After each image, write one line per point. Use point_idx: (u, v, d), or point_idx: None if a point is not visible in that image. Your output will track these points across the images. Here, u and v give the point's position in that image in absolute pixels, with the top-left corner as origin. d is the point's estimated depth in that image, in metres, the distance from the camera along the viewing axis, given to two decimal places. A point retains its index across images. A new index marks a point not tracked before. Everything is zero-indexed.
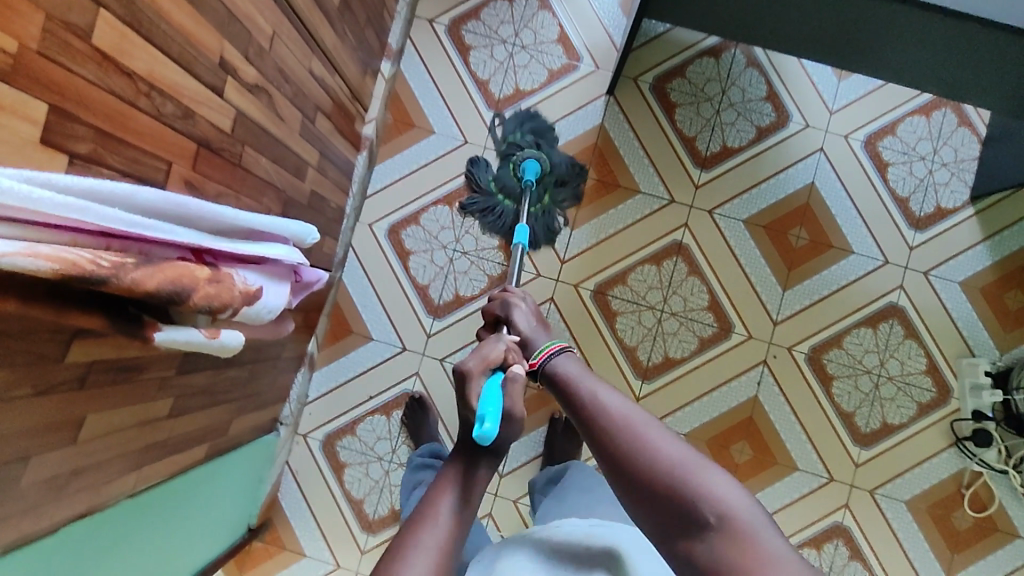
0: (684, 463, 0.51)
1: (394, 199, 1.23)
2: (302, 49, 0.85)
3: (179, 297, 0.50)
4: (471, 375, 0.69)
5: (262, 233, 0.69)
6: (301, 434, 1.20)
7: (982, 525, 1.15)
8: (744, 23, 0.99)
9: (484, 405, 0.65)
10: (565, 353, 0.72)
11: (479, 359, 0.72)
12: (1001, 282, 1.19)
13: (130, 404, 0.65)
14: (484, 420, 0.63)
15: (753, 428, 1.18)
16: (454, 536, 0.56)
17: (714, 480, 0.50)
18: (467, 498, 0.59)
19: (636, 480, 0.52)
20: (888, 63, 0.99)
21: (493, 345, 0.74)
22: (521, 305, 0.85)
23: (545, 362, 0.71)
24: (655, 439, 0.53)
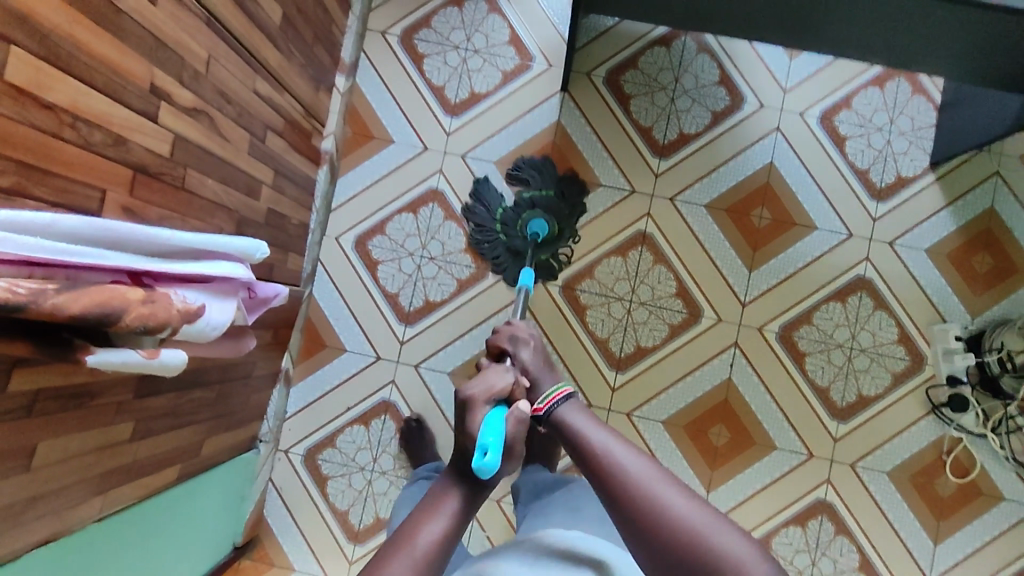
0: (705, 525, 0.50)
1: (358, 210, 1.24)
2: (243, 70, 0.86)
3: (109, 319, 0.51)
4: (472, 403, 0.63)
5: (212, 254, 0.70)
6: (282, 450, 1.21)
7: (966, 490, 1.15)
8: (683, 9, 0.99)
9: (486, 435, 0.61)
10: (572, 400, 0.68)
11: (485, 386, 0.67)
12: (967, 247, 1.18)
13: (86, 430, 0.67)
14: (485, 451, 0.60)
15: (729, 411, 1.19)
16: (428, 567, 0.54)
17: (732, 541, 0.50)
18: (452, 528, 0.57)
19: (660, 542, 0.51)
20: (831, 39, 0.99)
21: (497, 374, 0.70)
22: (530, 344, 0.80)
23: (552, 409, 0.67)
24: (675, 498, 0.52)
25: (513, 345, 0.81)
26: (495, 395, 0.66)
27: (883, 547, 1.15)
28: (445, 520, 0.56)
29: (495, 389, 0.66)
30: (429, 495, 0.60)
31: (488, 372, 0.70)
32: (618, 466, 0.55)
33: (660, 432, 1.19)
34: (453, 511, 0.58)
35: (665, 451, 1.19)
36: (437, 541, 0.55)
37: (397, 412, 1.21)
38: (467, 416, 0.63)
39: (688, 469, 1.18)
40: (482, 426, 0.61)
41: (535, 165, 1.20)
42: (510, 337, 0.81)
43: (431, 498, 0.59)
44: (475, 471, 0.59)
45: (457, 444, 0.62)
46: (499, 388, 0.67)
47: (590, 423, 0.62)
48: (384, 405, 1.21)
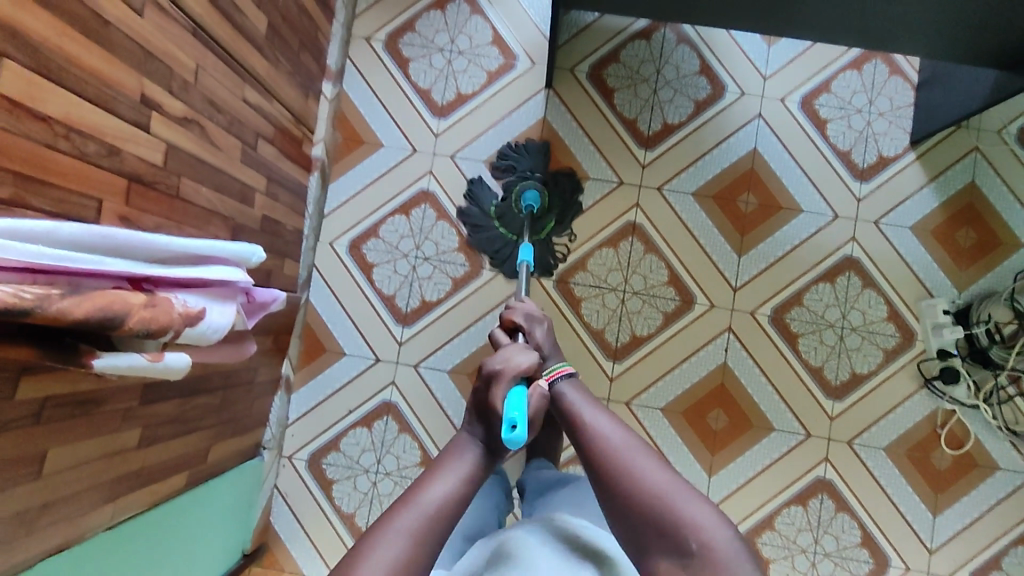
0: (671, 491, 0.58)
1: (351, 215, 1.25)
2: (231, 79, 0.87)
3: (112, 323, 0.53)
4: (499, 380, 0.71)
5: (209, 259, 0.72)
6: (286, 455, 1.22)
7: (961, 461, 1.17)
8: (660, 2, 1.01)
9: (512, 409, 0.68)
10: (571, 378, 0.81)
11: (509, 366, 0.73)
12: (950, 222, 1.21)
13: (94, 438, 0.68)
14: (512, 424, 0.67)
15: (725, 395, 1.20)
16: (435, 523, 0.57)
17: (698, 508, 0.57)
18: (460, 491, 0.61)
19: (629, 502, 0.59)
20: (807, 23, 1.01)
21: (518, 351, 0.77)
22: (543, 322, 0.92)
23: (556, 381, 0.80)
24: (648, 467, 0.61)
25: (528, 322, 0.91)
26: (516, 374, 0.73)
27: (884, 521, 1.17)
28: (455, 482, 0.61)
29: (517, 366, 0.73)
30: (443, 461, 0.64)
31: (507, 350, 0.77)
32: (600, 438, 0.67)
33: (659, 419, 1.21)
34: (463, 475, 0.62)
35: (665, 437, 1.20)
36: (446, 499, 0.59)
37: (399, 412, 1.22)
38: (493, 389, 0.71)
39: (689, 454, 1.20)
40: (508, 401, 0.69)
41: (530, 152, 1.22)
42: (525, 315, 0.92)
43: (443, 463, 0.64)
44: (504, 443, 0.66)
45: (479, 415, 0.70)
46: (523, 365, 0.74)
47: (587, 404, 0.74)
48: (385, 406, 1.22)
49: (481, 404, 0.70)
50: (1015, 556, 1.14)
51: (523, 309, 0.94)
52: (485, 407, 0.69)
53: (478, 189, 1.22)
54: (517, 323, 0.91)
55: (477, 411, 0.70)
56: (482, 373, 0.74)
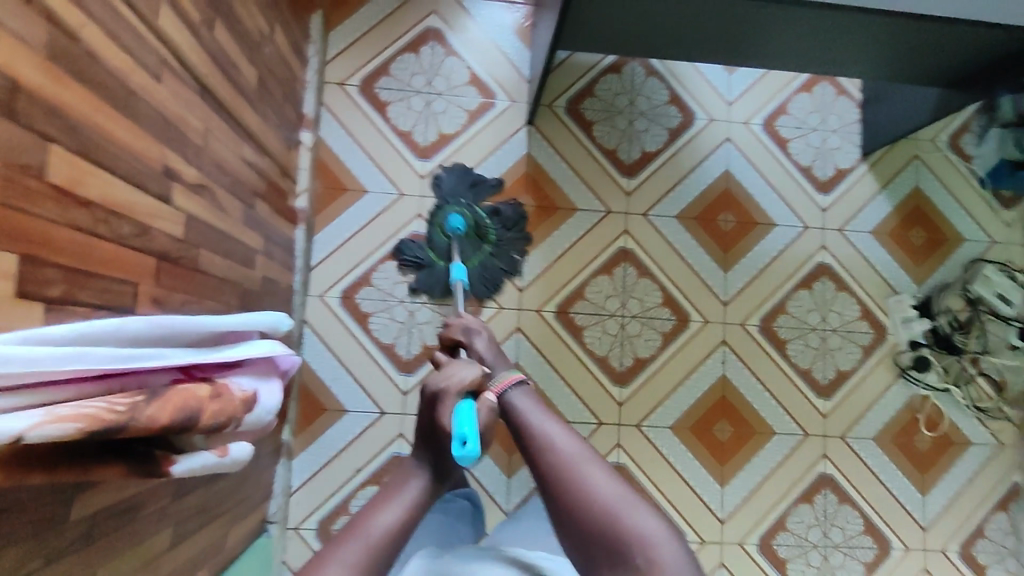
0: (621, 505, 0.55)
1: (340, 264, 1.21)
2: (232, 138, 0.83)
3: (191, 421, 0.48)
4: (446, 396, 0.71)
5: (240, 333, 0.67)
6: (292, 527, 1.14)
7: (939, 442, 1.27)
8: (642, 42, 1.06)
9: (461, 424, 0.68)
10: (522, 385, 0.71)
11: (454, 379, 0.72)
12: (903, 224, 1.33)
13: (134, 546, 0.61)
14: (463, 440, 0.67)
15: (728, 405, 1.25)
16: (381, 553, 0.55)
17: (650, 524, 0.54)
18: (407, 520, 0.59)
19: (582, 519, 0.55)
20: (774, 56, 1.09)
21: (462, 365, 0.75)
22: (482, 333, 0.89)
23: (505, 391, 0.70)
24: (603, 480, 0.56)
25: (468, 336, 0.89)
26: (463, 388, 0.72)
27: (882, 507, 1.25)
28: (400, 510, 0.59)
29: (463, 381, 0.72)
30: (387, 489, 0.62)
31: (452, 365, 0.75)
32: (550, 446, 0.60)
33: (670, 437, 1.23)
34: (409, 502, 0.61)
35: (677, 454, 1.23)
36: (391, 529, 0.57)
37: None
38: (439, 406, 0.70)
39: (700, 467, 1.23)
40: (459, 414, 0.69)
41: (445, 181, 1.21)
42: (465, 329, 0.90)
43: (390, 489, 0.63)
44: (456, 460, 0.66)
45: (428, 429, 0.69)
46: (469, 380, 0.73)
47: (534, 407, 0.66)
48: (396, 459, 1.17)
49: (429, 422, 0.70)
50: (996, 521, 1.26)
51: (462, 324, 0.91)
52: (435, 422, 0.70)
53: (409, 249, 1.19)
54: (457, 338, 0.90)
55: (424, 428, 0.70)
56: (426, 389, 0.73)
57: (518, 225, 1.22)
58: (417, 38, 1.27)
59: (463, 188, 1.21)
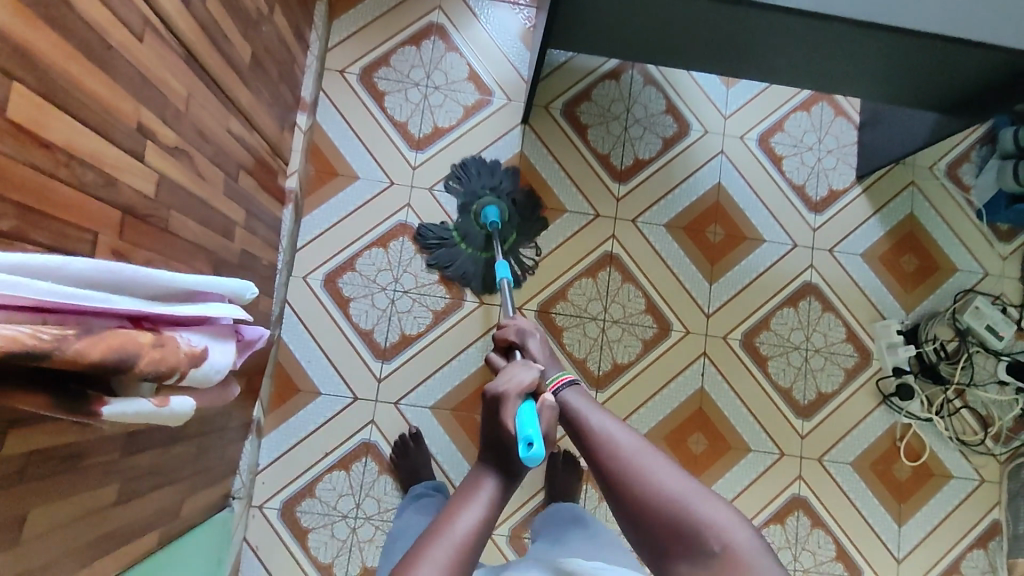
0: (685, 493, 0.63)
1: (326, 248, 1.22)
2: (218, 108, 0.84)
3: (125, 365, 0.49)
4: (506, 397, 0.72)
5: (203, 293, 0.68)
6: (256, 505, 1.14)
7: (921, 472, 1.25)
8: (639, 45, 1.06)
9: (527, 426, 0.69)
10: (575, 385, 0.81)
11: (515, 382, 0.74)
12: (894, 249, 1.32)
13: (75, 495, 0.62)
14: (529, 443, 0.68)
15: (704, 418, 1.24)
16: (466, 552, 0.62)
17: (716, 510, 0.62)
18: (484, 522, 0.65)
19: (645, 505, 0.64)
20: (771, 68, 1.08)
21: (521, 368, 0.77)
22: (536, 334, 0.93)
23: (561, 390, 0.80)
24: (666, 475, 0.65)
25: (521, 338, 0.93)
26: (522, 389, 0.74)
27: (856, 536, 1.22)
28: (475, 517, 0.64)
29: (523, 383, 0.74)
30: (464, 496, 0.67)
31: (511, 367, 0.77)
32: (611, 443, 0.70)
33: None
34: (483, 505, 0.66)
35: None
36: (471, 530, 0.63)
37: (379, 452, 1.17)
38: (503, 411, 0.71)
39: None
40: (522, 417, 0.70)
41: (469, 168, 1.24)
42: (517, 330, 0.94)
43: (471, 490, 0.68)
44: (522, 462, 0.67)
45: (493, 433, 0.71)
46: (528, 381, 0.75)
47: (591, 407, 0.76)
48: (365, 446, 1.17)
49: (490, 425, 0.72)
50: (973, 559, 1.23)
51: (517, 326, 0.96)
52: (496, 424, 0.71)
53: (430, 228, 1.22)
54: (511, 340, 0.94)
55: (489, 432, 0.71)
56: (487, 395, 0.74)
57: (533, 212, 1.24)
58: (420, 32, 1.29)
59: (482, 181, 1.23)
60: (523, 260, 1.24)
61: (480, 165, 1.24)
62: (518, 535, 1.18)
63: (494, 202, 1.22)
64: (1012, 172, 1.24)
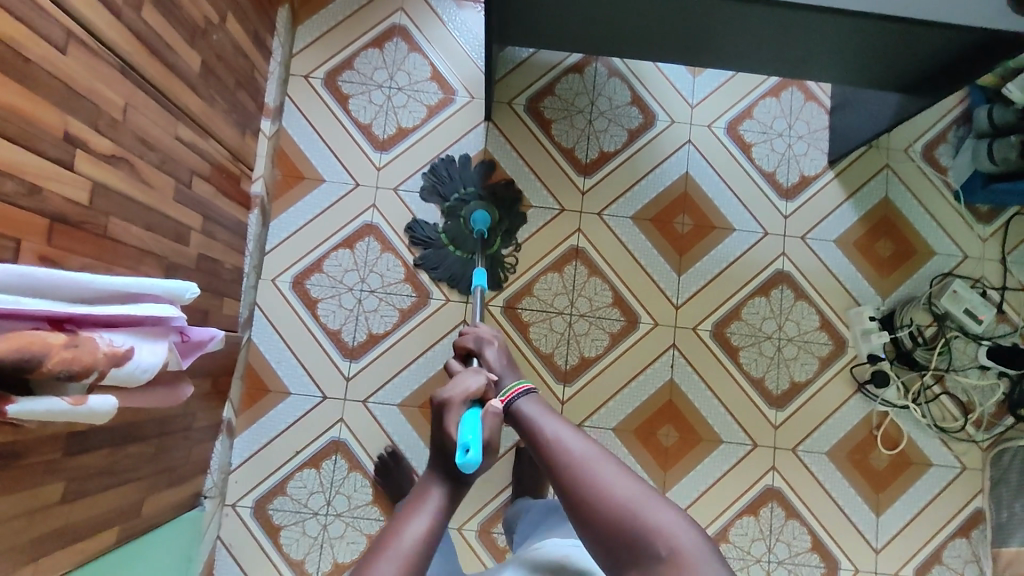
0: (638, 500, 0.58)
1: (293, 251, 1.24)
2: (163, 117, 0.87)
3: (27, 363, 0.51)
4: (451, 404, 0.74)
5: (143, 295, 0.70)
6: (229, 504, 1.16)
7: (898, 461, 1.23)
8: (590, 37, 1.06)
9: (467, 432, 0.71)
10: (529, 394, 0.77)
11: (460, 390, 0.76)
12: (869, 234, 1.29)
13: (14, 493, 0.64)
14: (467, 448, 0.69)
15: (674, 410, 1.23)
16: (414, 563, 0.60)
17: (668, 517, 0.57)
18: (435, 525, 0.64)
19: (591, 510, 0.59)
20: (725, 55, 1.07)
21: (470, 377, 0.79)
22: (493, 343, 0.92)
23: (514, 400, 0.76)
24: (617, 480, 0.60)
25: (479, 345, 0.92)
26: (467, 396, 0.75)
27: (833, 527, 1.21)
28: (427, 518, 0.64)
29: (468, 391, 0.76)
30: (413, 501, 0.66)
31: (460, 376, 0.79)
32: (562, 447, 0.64)
33: (612, 438, 1.22)
34: (433, 510, 0.65)
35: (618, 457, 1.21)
36: (420, 538, 0.62)
37: (348, 450, 1.19)
38: (448, 417, 0.73)
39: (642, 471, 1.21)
40: (463, 425, 0.72)
41: (455, 166, 1.25)
42: (476, 338, 0.93)
43: (415, 501, 0.67)
44: (459, 467, 0.68)
45: (439, 443, 0.71)
46: (475, 388, 0.77)
47: (546, 414, 0.71)
48: (334, 444, 1.19)
49: (437, 430, 0.73)
50: (955, 548, 1.20)
51: (476, 334, 0.94)
52: (442, 433, 0.72)
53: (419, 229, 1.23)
54: (469, 348, 0.93)
55: (435, 437, 0.72)
56: (434, 402, 0.76)
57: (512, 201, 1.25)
58: (383, 34, 1.29)
59: (461, 181, 1.24)
60: (506, 262, 1.24)
61: (460, 165, 1.25)
62: (488, 530, 1.20)
63: (484, 207, 1.22)
64: (987, 153, 1.20)
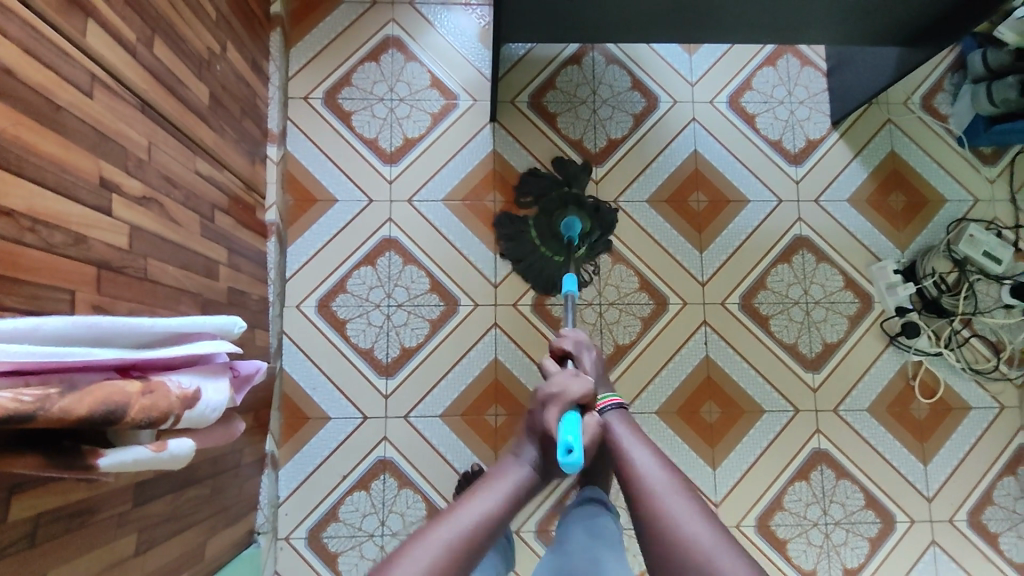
0: (666, 489, 0.72)
1: (313, 274, 1.22)
2: (182, 152, 0.86)
3: (115, 416, 0.50)
4: (558, 402, 0.80)
5: (193, 335, 0.70)
6: (282, 537, 1.15)
7: (938, 408, 1.24)
8: (595, 25, 1.06)
9: (567, 434, 0.75)
10: (619, 408, 0.88)
11: (564, 391, 0.82)
12: (881, 189, 1.30)
13: (91, 550, 0.63)
14: (569, 449, 0.74)
15: (714, 386, 1.23)
16: (470, 537, 0.65)
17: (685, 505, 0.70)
18: (494, 514, 0.70)
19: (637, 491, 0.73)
20: (730, 29, 1.08)
21: (573, 377, 0.84)
22: (591, 350, 0.96)
23: (607, 411, 0.87)
24: (658, 475, 0.74)
25: (577, 349, 0.95)
26: (572, 400, 0.81)
27: (884, 482, 1.22)
28: (495, 500, 0.71)
29: (574, 394, 0.81)
30: (484, 486, 0.73)
31: (563, 373, 0.85)
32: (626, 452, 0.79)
33: (657, 422, 1.22)
34: (496, 499, 0.72)
35: (665, 440, 1.21)
36: (482, 519, 0.68)
37: (396, 468, 1.17)
38: (549, 411, 0.80)
39: (690, 451, 1.21)
40: (563, 425, 0.77)
41: (543, 180, 1.24)
42: (575, 341, 0.96)
43: (485, 486, 0.74)
44: (561, 467, 0.73)
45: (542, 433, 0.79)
46: (580, 394, 0.82)
47: (627, 431, 0.83)
48: (381, 463, 1.17)
49: (538, 424, 0.80)
50: (1004, 487, 1.23)
51: (573, 338, 0.97)
52: (543, 427, 0.79)
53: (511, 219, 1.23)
54: (567, 350, 0.95)
55: (533, 428, 0.81)
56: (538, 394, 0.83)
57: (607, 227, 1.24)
58: (377, 47, 1.28)
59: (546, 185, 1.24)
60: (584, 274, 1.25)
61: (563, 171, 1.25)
62: (546, 529, 1.19)
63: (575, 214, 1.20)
64: (986, 94, 1.23)
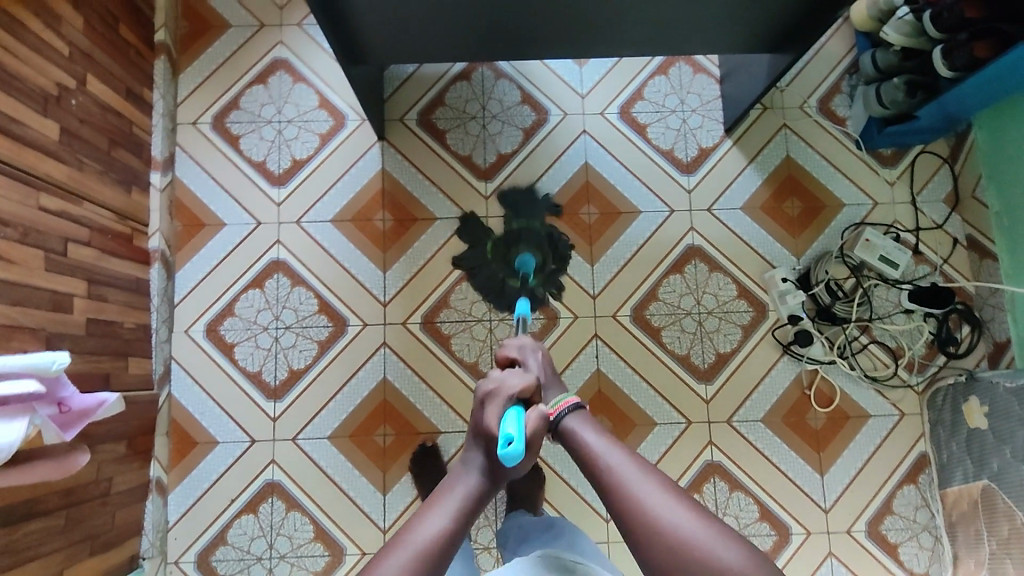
0: (633, 480, 0.66)
1: (202, 299, 1.22)
2: (19, 190, 0.87)
3: None
4: (497, 399, 0.74)
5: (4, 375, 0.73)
6: (171, 562, 1.16)
7: (835, 416, 1.22)
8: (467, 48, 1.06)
9: (508, 426, 0.70)
10: (578, 409, 0.78)
11: (504, 389, 0.75)
12: (776, 196, 1.29)
13: None
14: (510, 441, 0.69)
15: (606, 401, 1.22)
16: (429, 554, 0.63)
17: (661, 499, 0.64)
18: (452, 525, 0.66)
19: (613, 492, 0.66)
20: (603, 47, 1.07)
21: (513, 373, 0.79)
22: (537, 351, 0.89)
23: (563, 414, 0.77)
24: (629, 468, 0.68)
25: (522, 354, 0.88)
26: (512, 394, 0.75)
27: (779, 494, 1.20)
28: (448, 516, 0.67)
29: (512, 388, 0.75)
30: (437, 497, 0.70)
31: (504, 372, 0.79)
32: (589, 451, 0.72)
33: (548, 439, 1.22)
34: (453, 510, 0.67)
35: (555, 455, 1.21)
36: (436, 536, 0.64)
37: (284, 490, 1.18)
38: (489, 410, 0.74)
39: None
40: (507, 419, 0.72)
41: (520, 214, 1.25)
42: (518, 346, 0.88)
43: (440, 499, 0.69)
44: (503, 459, 0.68)
45: (488, 435, 0.73)
46: (519, 387, 0.76)
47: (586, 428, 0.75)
48: (269, 486, 1.18)
49: (480, 425, 0.74)
50: (904, 496, 1.20)
51: (518, 342, 0.90)
52: (487, 428, 0.73)
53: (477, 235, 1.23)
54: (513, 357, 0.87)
55: (476, 432, 0.74)
56: (479, 394, 0.77)
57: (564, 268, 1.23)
58: (266, 70, 1.29)
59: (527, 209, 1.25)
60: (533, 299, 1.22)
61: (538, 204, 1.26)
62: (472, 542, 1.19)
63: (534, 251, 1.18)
64: (876, 97, 1.20)
